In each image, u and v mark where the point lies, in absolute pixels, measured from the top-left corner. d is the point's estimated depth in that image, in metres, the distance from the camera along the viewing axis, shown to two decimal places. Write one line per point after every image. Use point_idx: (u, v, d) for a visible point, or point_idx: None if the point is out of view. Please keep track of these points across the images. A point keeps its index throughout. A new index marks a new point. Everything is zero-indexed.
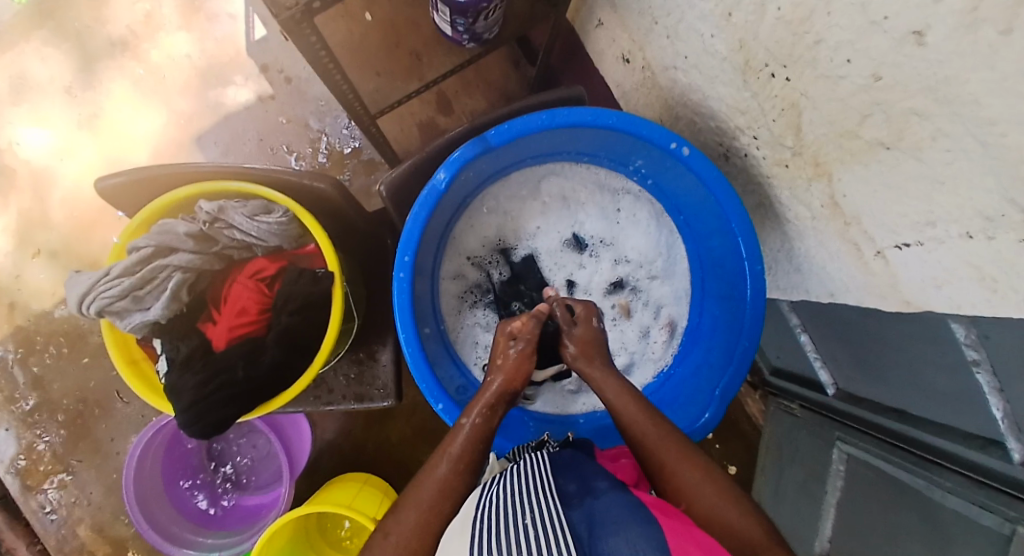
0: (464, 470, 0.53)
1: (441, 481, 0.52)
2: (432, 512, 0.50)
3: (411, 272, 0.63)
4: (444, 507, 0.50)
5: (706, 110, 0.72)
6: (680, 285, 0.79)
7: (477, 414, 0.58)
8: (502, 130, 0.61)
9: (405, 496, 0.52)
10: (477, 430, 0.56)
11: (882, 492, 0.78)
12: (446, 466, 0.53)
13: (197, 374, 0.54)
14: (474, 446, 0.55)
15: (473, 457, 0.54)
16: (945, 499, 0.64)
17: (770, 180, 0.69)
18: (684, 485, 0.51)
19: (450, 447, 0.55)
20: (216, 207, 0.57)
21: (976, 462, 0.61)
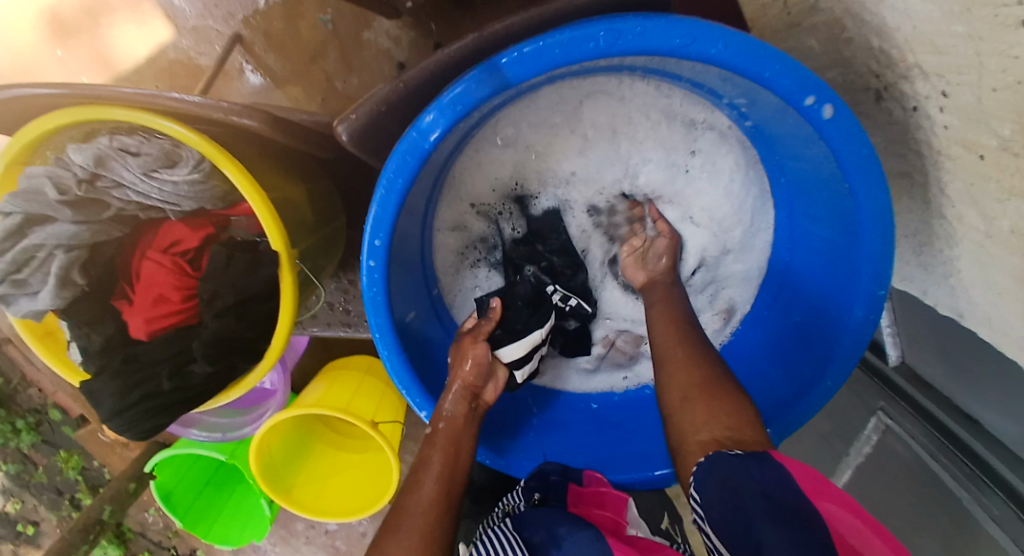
0: (451, 486, 0.43)
1: (429, 501, 0.41)
2: (423, 536, 0.39)
3: (384, 258, 0.46)
4: (438, 526, 0.40)
5: (869, 18, 0.43)
6: (754, 262, 0.61)
7: (445, 420, 0.48)
8: (526, 56, 0.37)
9: (385, 526, 0.40)
10: (453, 437, 0.47)
11: (909, 481, 0.65)
12: (433, 483, 0.43)
13: (112, 382, 0.43)
14: (455, 456, 0.46)
15: (457, 468, 0.45)
16: (984, 524, 0.53)
17: (938, 157, 0.45)
18: (675, 390, 0.45)
19: (429, 462, 0.44)
20: (91, 157, 0.39)
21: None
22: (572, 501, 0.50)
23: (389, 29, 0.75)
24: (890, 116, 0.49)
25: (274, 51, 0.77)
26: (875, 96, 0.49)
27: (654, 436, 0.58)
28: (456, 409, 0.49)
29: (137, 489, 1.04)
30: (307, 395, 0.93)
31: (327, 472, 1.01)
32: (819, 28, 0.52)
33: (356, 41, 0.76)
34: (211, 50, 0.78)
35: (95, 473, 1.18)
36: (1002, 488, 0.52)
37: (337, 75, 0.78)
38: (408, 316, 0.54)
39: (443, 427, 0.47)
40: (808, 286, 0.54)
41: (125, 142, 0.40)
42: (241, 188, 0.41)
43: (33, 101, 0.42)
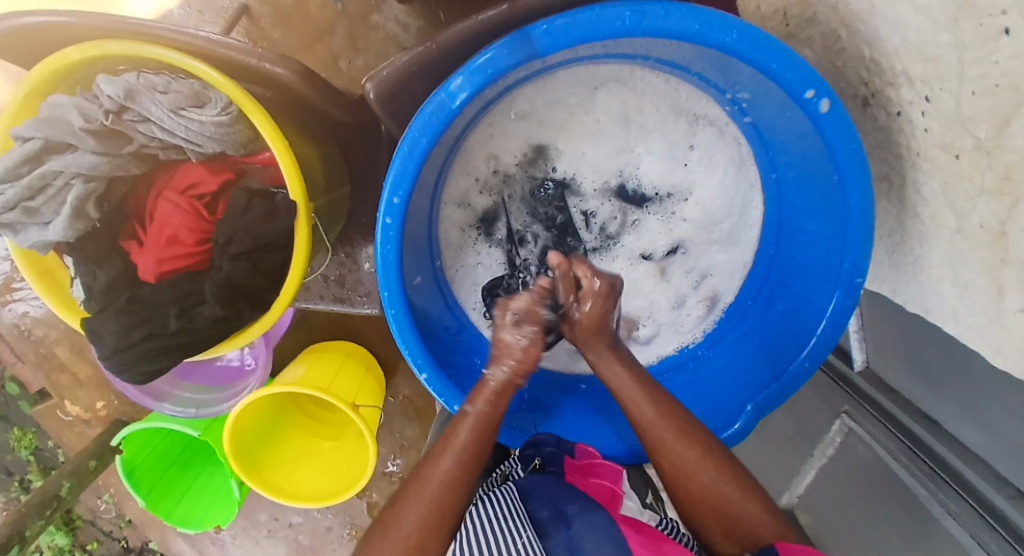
0: (484, 439, 0.47)
1: (459, 453, 0.46)
2: (446, 485, 0.44)
3: (401, 217, 0.47)
4: (464, 477, 0.45)
5: (863, 30, 0.48)
6: (741, 256, 0.64)
7: (494, 387, 0.48)
8: (555, 29, 0.39)
9: (422, 465, 0.46)
10: (496, 401, 0.49)
11: (871, 485, 0.67)
12: (467, 434, 0.47)
13: (117, 319, 0.43)
14: (493, 417, 0.48)
15: (493, 423, 0.48)
16: (941, 517, 0.54)
17: (916, 159, 0.49)
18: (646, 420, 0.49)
19: (455, 437, 0.47)
20: (121, 90, 0.39)
21: (1002, 512, 0.48)
22: (569, 473, 0.53)
23: (398, 15, 0.76)
24: (875, 121, 0.53)
25: (280, 24, 0.77)
26: (862, 102, 0.54)
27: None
28: (499, 387, 0.49)
29: (99, 465, 0.99)
30: (286, 375, 0.90)
31: (298, 458, 0.99)
32: (815, 38, 0.56)
33: (364, 24, 0.77)
34: (217, 19, 0.78)
35: (49, 454, 1.13)
36: (959, 484, 0.53)
37: (342, 54, 0.78)
38: (413, 280, 0.55)
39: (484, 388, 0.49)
40: (792, 276, 0.58)
41: (154, 79, 0.40)
42: (265, 135, 0.41)
43: (56, 28, 0.41)
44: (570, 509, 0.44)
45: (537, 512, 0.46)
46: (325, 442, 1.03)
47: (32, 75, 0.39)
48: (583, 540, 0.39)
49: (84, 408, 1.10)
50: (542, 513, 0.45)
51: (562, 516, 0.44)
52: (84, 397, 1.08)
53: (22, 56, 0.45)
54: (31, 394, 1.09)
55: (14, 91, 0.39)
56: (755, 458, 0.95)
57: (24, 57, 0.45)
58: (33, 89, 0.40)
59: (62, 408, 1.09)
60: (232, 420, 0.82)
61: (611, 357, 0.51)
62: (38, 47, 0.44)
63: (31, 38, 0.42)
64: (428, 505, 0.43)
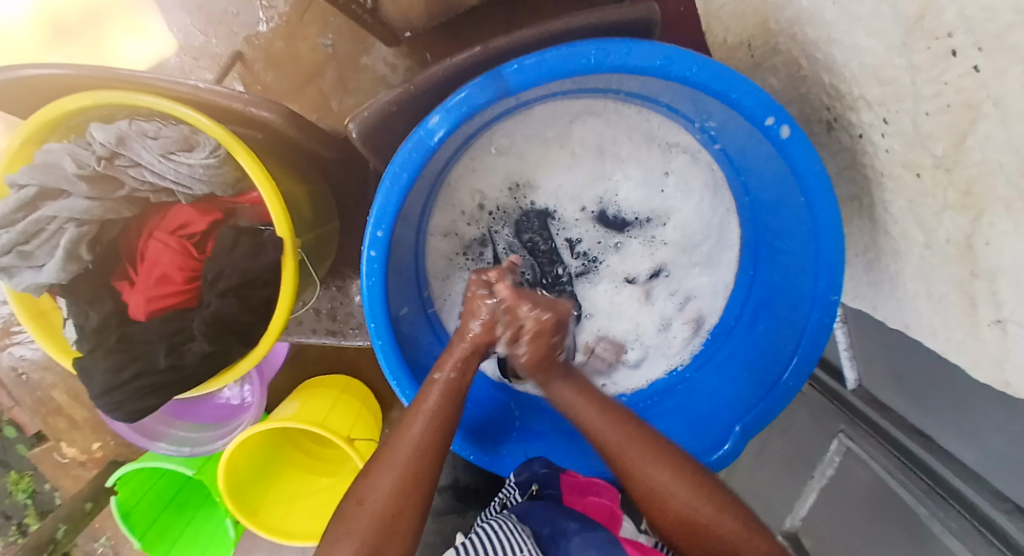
0: (441, 430, 0.48)
1: (414, 444, 0.46)
2: (404, 475, 0.45)
3: (385, 249, 0.48)
4: (422, 468, 0.45)
5: (823, 57, 0.50)
6: (723, 278, 0.65)
7: (453, 366, 0.50)
8: (526, 67, 0.42)
9: (378, 458, 0.46)
10: (452, 390, 0.49)
11: (872, 510, 0.66)
12: (422, 425, 0.47)
13: (108, 358, 0.44)
14: (448, 406, 0.49)
15: (449, 412, 0.49)
16: (943, 538, 0.53)
17: (882, 178, 0.51)
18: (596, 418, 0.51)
19: (425, 402, 0.48)
20: (113, 136, 0.41)
21: (1003, 530, 0.47)
22: (567, 493, 0.53)
23: (386, 56, 0.79)
24: (840, 143, 0.55)
25: (273, 68, 0.80)
26: (827, 126, 0.56)
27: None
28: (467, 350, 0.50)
29: (93, 509, 0.98)
30: (281, 411, 0.90)
31: (293, 496, 0.97)
32: (780, 67, 0.59)
33: (354, 66, 0.80)
34: (213, 65, 0.81)
35: (45, 498, 1.11)
36: (956, 499, 0.53)
37: (333, 95, 0.81)
38: (400, 310, 0.56)
39: (441, 378, 0.49)
40: (771, 295, 0.59)
41: (146, 126, 0.42)
42: (252, 175, 0.43)
43: (55, 80, 0.43)
44: (569, 526, 0.45)
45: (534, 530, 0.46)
46: (321, 479, 1.01)
47: (30, 125, 0.41)
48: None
49: (80, 450, 1.09)
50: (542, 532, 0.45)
51: (555, 537, 0.44)
52: (79, 438, 1.08)
53: (22, 106, 0.47)
54: (28, 437, 1.08)
55: (9, 140, 0.41)
56: (754, 481, 0.94)
57: (24, 106, 0.48)
58: (29, 138, 0.42)
59: (58, 450, 1.08)
60: (228, 457, 0.82)
61: (563, 383, 0.52)
62: (34, 97, 0.46)
63: (30, 89, 0.44)
64: (383, 500, 0.44)
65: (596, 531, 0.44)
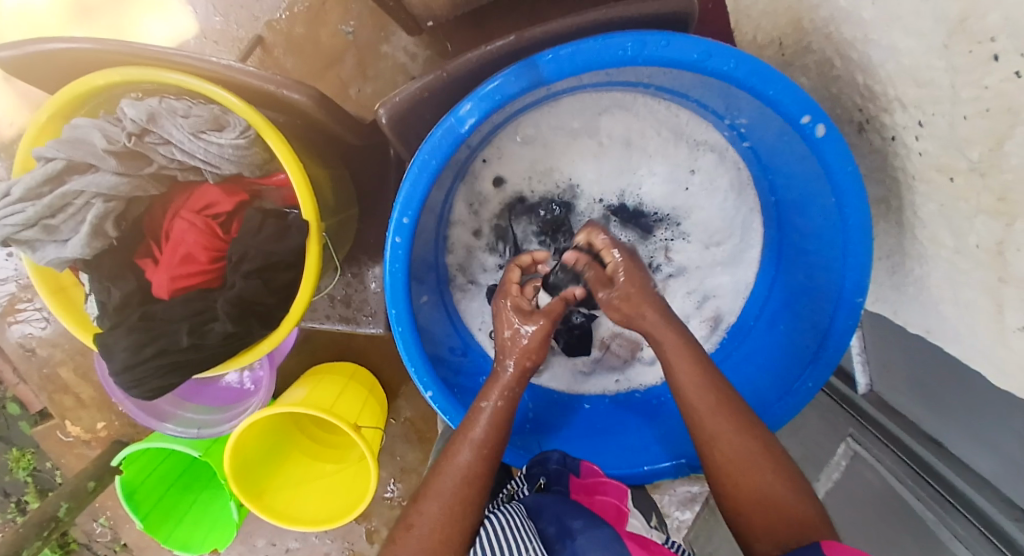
0: (488, 459, 0.47)
1: (465, 471, 0.46)
2: (458, 504, 0.44)
3: (410, 236, 0.48)
4: (469, 495, 0.45)
5: (858, 58, 0.50)
6: (743, 277, 0.66)
7: (500, 396, 0.50)
8: (563, 56, 0.41)
9: (427, 486, 0.46)
10: (499, 419, 0.49)
11: (872, 514, 0.67)
12: (469, 453, 0.47)
13: (131, 334, 0.44)
14: (496, 434, 0.49)
15: (498, 440, 0.49)
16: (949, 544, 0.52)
17: (912, 181, 0.50)
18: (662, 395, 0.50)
19: (472, 432, 0.48)
20: (143, 113, 0.41)
21: (1010, 535, 0.47)
22: (575, 492, 0.53)
23: (407, 45, 0.79)
24: (870, 145, 0.55)
25: (293, 53, 0.80)
26: (858, 127, 0.56)
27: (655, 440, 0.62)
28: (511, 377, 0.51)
29: (97, 488, 0.98)
30: (287, 397, 0.90)
31: (300, 479, 0.98)
32: (811, 66, 0.59)
33: (375, 53, 0.80)
34: (232, 48, 0.81)
35: (48, 476, 1.12)
36: (969, 510, 0.52)
37: (352, 82, 0.81)
38: (420, 298, 0.56)
39: (486, 406, 0.50)
40: (795, 296, 0.59)
41: (175, 104, 0.42)
42: (281, 157, 0.42)
43: (84, 54, 0.43)
44: (574, 524, 0.44)
45: (544, 525, 0.45)
46: (328, 465, 1.02)
47: (58, 98, 0.40)
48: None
49: (85, 429, 1.09)
50: (548, 530, 0.45)
51: (567, 532, 0.43)
52: (85, 417, 1.08)
53: (49, 79, 0.47)
54: (32, 414, 1.08)
55: (38, 113, 0.41)
56: None
57: (50, 79, 0.47)
58: (57, 112, 0.42)
59: (62, 429, 1.09)
60: (236, 438, 0.82)
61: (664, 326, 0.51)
62: (63, 71, 0.46)
63: (57, 62, 0.44)
64: (437, 526, 0.43)
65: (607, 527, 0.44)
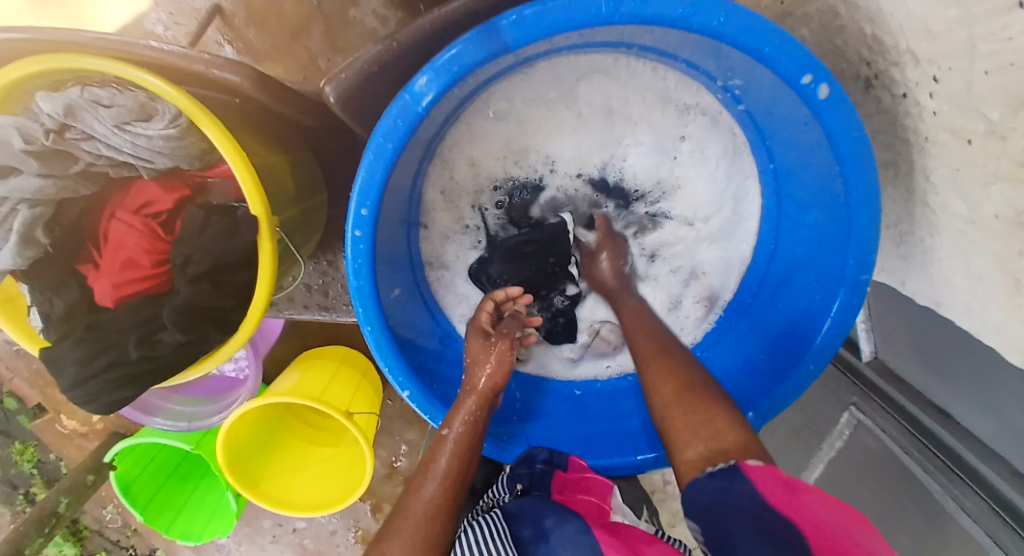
0: (461, 485, 0.45)
1: (429, 506, 0.42)
2: (422, 542, 0.40)
3: (372, 227, 0.44)
4: (435, 533, 0.41)
5: (866, 4, 0.44)
6: (738, 252, 0.62)
7: (462, 422, 0.48)
8: (526, 19, 0.36)
9: (388, 525, 0.42)
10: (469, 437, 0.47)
11: (871, 481, 0.66)
12: (434, 487, 0.43)
13: (77, 347, 0.41)
14: (467, 456, 0.46)
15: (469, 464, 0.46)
16: (956, 515, 0.50)
17: (925, 144, 0.46)
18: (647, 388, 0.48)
19: (435, 463, 0.45)
20: (61, 106, 0.36)
21: (1017, 508, 0.45)
22: (558, 489, 0.50)
23: (378, 8, 0.72)
24: (879, 104, 0.50)
25: (255, 23, 0.74)
26: (865, 84, 0.51)
27: None
28: (475, 403, 0.49)
29: (96, 481, 0.98)
30: (278, 385, 0.89)
31: (296, 466, 0.98)
32: (814, 16, 0.53)
33: (343, 20, 0.73)
34: (190, 20, 0.75)
35: (52, 466, 1.13)
36: (973, 479, 0.50)
37: (321, 52, 0.75)
38: (392, 291, 0.52)
39: (449, 432, 0.47)
40: (793, 273, 0.55)
41: (97, 93, 0.37)
42: (220, 148, 0.38)
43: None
44: (548, 523, 0.43)
45: (520, 531, 0.43)
46: (324, 449, 1.02)
47: None
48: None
49: (82, 422, 1.09)
50: (525, 533, 0.43)
51: (541, 532, 0.42)
52: (80, 411, 1.08)
53: None
54: (29, 408, 1.08)
55: None
56: (764, 452, 0.94)
57: None
58: None
59: (59, 422, 1.09)
60: (224, 430, 0.81)
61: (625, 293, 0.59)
62: None
63: None
64: None
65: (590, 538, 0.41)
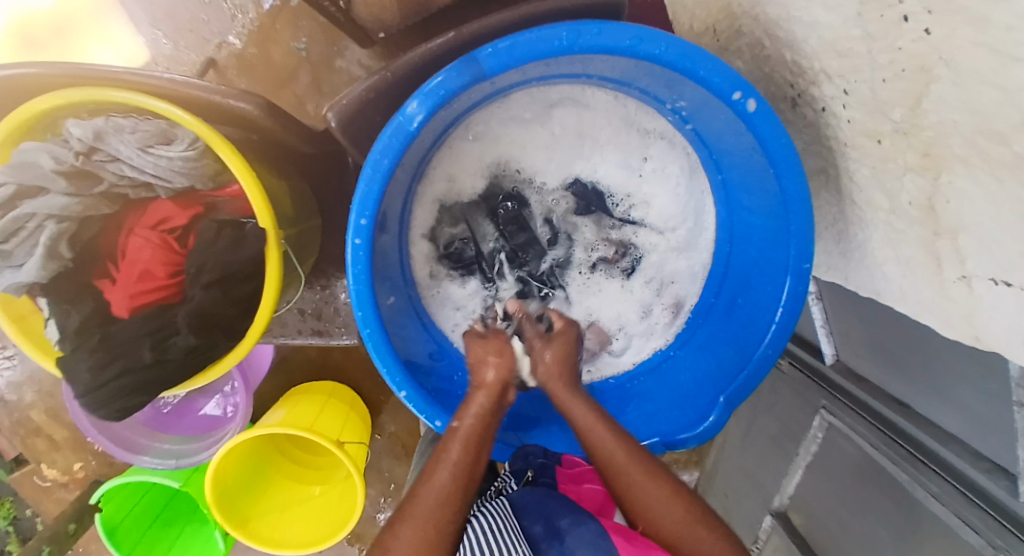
0: (464, 481, 0.46)
1: (441, 491, 0.44)
2: (432, 528, 0.43)
3: (371, 237, 0.48)
4: (445, 521, 0.43)
5: (784, 35, 0.52)
6: (700, 260, 0.67)
7: (473, 415, 0.49)
8: (501, 50, 0.43)
9: (402, 510, 0.45)
10: (474, 436, 0.48)
11: (848, 476, 0.70)
12: (446, 473, 0.45)
13: (91, 355, 0.43)
14: (471, 455, 0.47)
15: (474, 462, 0.47)
16: (927, 502, 0.55)
17: (845, 149, 0.53)
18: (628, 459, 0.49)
19: (447, 453, 0.47)
20: (90, 131, 0.41)
21: (977, 484, 0.49)
22: (562, 482, 0.56)
23: (361, 59, 0.80)
24: (804, 119, 0.58)
25: (246, 74, 0.81)
26: (792, 103, 0.59)
27: (634, 422, 0.64)
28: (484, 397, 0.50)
29: (78, 530, 0.95)
30: (267, 419, 0.89)
31: (286, 503, 0.96)
32: (744, 49, 0.62)
33: (329, 68, 0.81)
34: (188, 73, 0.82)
35: (28, 524, 1.09)
36: (937, 463, 0.54)
37: (308, 98, 0.82)
38: (386, 300, 0.56)
39: (459, 425, 0.49)
40: (748, 271, 0.60)
41: (122, 121, 0.42)
42: (233, 168, 0.43)
43: (19, 81, 0.43)
44: (563, 524, 0.45)
45: (529, 525, 0.46)
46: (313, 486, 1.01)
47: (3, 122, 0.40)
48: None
49: (61, 472, 1.06)
50: (534, 528, 0.45)
51: (555, 532, 0.44)
52: (60, 459, 1.05)
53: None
54: (6, 462, 1.05)
55: None
56: (747, 461, 0.96)
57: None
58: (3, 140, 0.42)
59: (39, 474, 1.06)
60: (218, 461, 0.81)
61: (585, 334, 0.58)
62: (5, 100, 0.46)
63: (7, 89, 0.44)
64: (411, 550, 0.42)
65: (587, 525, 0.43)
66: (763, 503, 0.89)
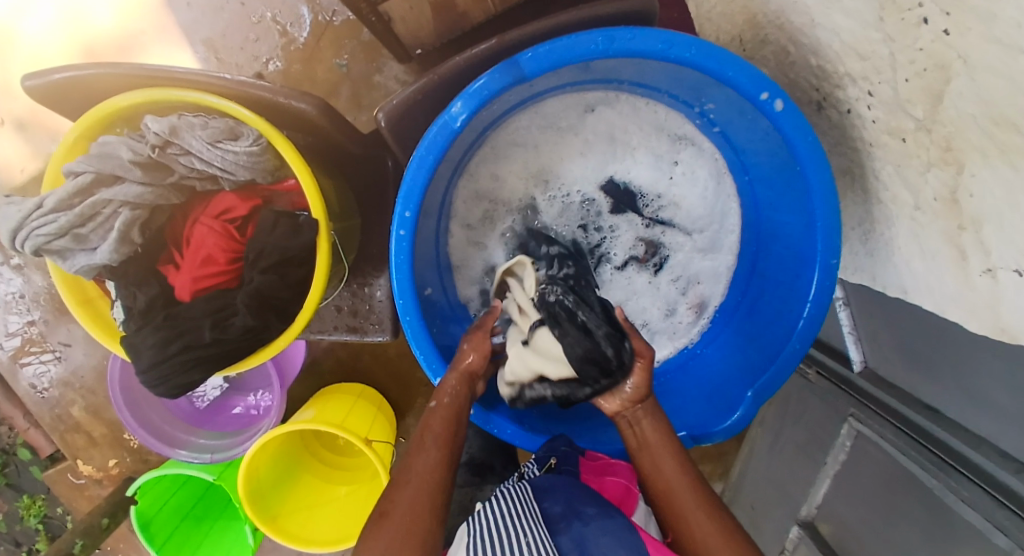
0: (447, 452, 0.48)
1: (428, 465, 0.46)
2: (424, 491, 0.44)
3: (413, 229, 0.51)
4: (438, 481, 0.46)
5: (808, 41, 0.55)
6: (724, 262, 0.69)
7: (448, 394, 0.52)
8: (540, 53, 0.46)
9: (392, 487, 0.45)
10: (451, 413, 0.51)
11: (878, 480, 0.69)
12: (431, 448, 0.48)
13: (158, 332, 0.47)
14: (450, 429, 0.50)
15: (453, 432, 0.50)
16: (956, 506, 0.53)
17: (871, 148, 0.55)
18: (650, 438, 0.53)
19: (429, 428, 0.50)
20: (166, 126, 0.45)
21: (1012, 489, 0.47)
22: (585, 473, 0.56)
23: (398, 75, 0.86)
24: (830, 121, 0.60)
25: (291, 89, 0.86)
26: (817, 106, 0.61)
27: None
28: (459, 371, 0.54)
29: (111, 524, 0.97)
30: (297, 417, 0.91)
31: (311, 504, 0.97)
32: (769, 57, 0.65)
33: (368, 84, 0.86)
34: None
35: (58, 521, 1.12)
36: (965, 467, 0.53)
37: (349, 111, 0.87)
38: (423, 290, 0.60)
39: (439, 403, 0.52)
40: (775, 268, 0.62)
41: (193, 119, 0.47)
42: (291, 164, 0.46)
43: (102, 80, 0.47)
44: (587, 512, 0.45)
45: (547, 509, 0.46)
46: (337, 488, 1.02)
47: (85, 118, 0.44)
48: (598, 542, 0.40)
49: (96, 468, 1.08)
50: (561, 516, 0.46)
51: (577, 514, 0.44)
52: (96, 456, 1.08)
53: (79, 104, 0.51)
54: (42, 459, 1.09)
55: (69, 133, 0.45)
56: (775, 473, 0.96)
57: (78, 104, 0.51)
58: (83, 133, 0.46)
59: (74, 471, 1.08)
60: (249, 457, 0.83)
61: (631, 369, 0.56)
62: (89, 97, 0.51)
63: (91, 90, 0.49)
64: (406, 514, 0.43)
65: (613, 518, 0.43)
66: (790, 513, 0.88)
